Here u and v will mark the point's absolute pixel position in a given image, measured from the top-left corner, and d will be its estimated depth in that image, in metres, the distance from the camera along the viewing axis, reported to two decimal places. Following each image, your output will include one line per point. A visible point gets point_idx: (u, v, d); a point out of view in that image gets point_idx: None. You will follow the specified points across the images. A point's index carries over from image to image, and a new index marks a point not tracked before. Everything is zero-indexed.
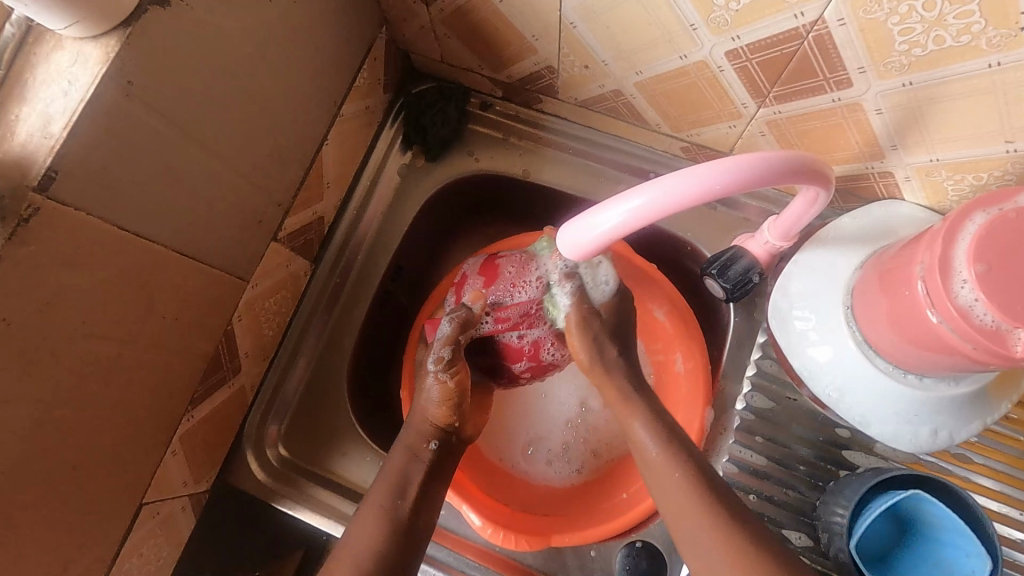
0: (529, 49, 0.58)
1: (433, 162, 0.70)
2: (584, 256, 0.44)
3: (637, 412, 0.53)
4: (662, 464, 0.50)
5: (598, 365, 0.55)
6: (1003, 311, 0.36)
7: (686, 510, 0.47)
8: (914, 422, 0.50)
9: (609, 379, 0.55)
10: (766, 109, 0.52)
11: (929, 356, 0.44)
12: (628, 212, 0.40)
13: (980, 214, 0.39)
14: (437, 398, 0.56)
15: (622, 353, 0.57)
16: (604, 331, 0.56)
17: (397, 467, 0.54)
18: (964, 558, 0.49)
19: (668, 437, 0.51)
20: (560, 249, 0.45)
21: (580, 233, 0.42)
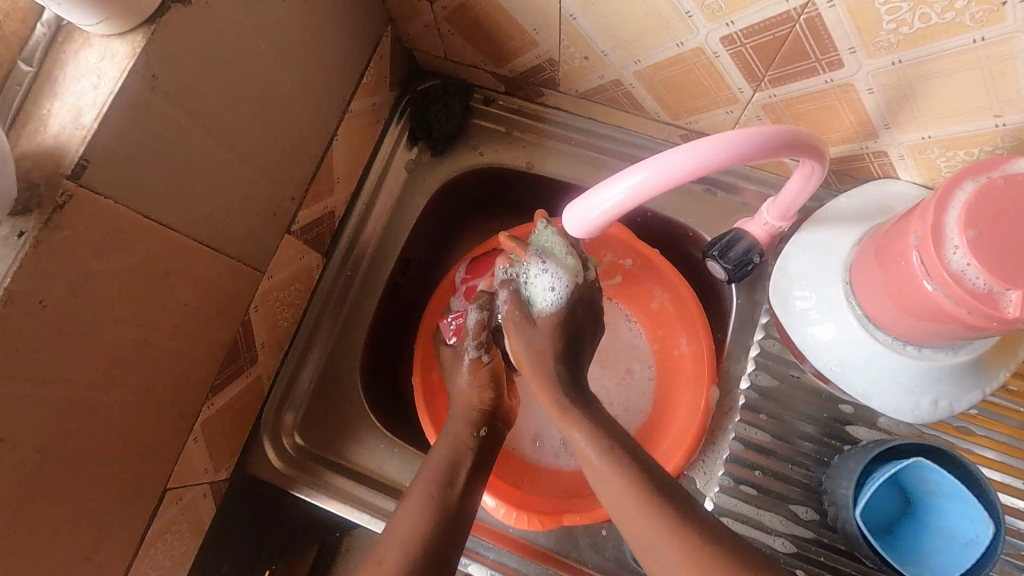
0: (530, 43, 0.60)
1: (438, 157, 0.72)
2: (588, 234, 0.45)
3: (576, 421, 0.50)
4: (607, 471, 0.48)
5: (535, 370, 0.54)
6: (994, 274, 0.38)
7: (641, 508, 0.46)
8: (915, 393, 0.51)
9: (548, 394, 0.53)
10: (762, 93, 0.53)
11: (926, 326, 0.46)
12: (628, 188, 0.41)
13: (970, 183, 0.40)
14: (475, 384, 0.59)
15: (572, 368, 0.54)
16: (541, 338, 0.54)
17: (443, 461, 0.54)
18: (968, 524, 0.50)
19: (611, 448, 0.49)
20: (564, 229, 0.47)
21: (583, 212, 0.44)
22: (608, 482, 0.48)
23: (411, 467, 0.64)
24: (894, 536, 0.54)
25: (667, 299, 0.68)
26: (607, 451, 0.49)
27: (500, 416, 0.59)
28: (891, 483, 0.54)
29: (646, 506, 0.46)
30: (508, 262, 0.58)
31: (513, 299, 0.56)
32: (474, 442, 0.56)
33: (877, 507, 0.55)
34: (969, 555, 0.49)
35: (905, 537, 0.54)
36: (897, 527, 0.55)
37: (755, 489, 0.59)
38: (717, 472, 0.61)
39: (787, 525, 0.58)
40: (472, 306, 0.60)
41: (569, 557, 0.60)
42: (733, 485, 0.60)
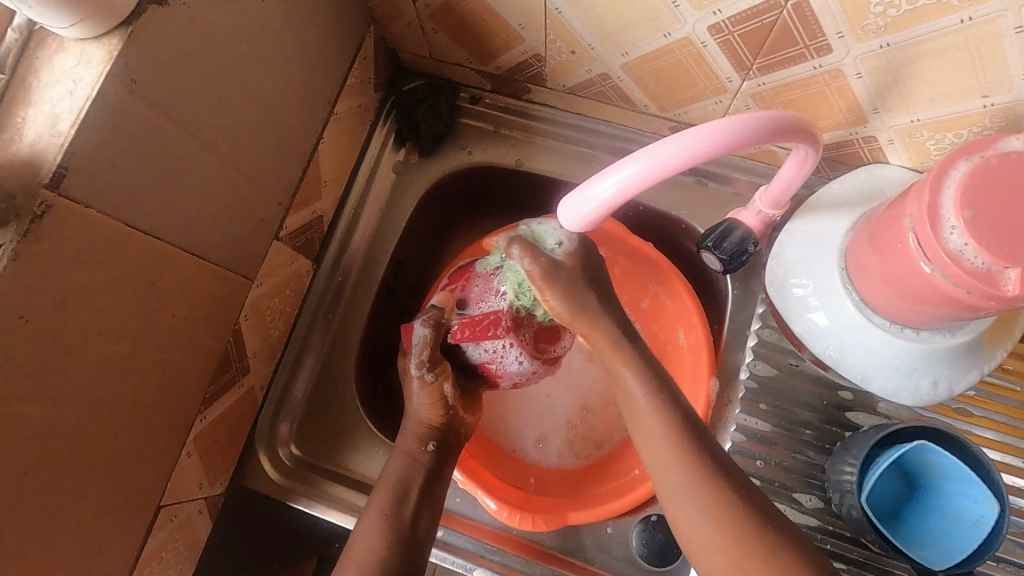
0: (516, 38, 0.59)
1: (426, 157, 0.71)
2: (584, 229, 0.45)
3: (627, 358, 0.48)
4: (649, 414, 0.47)
5: (570, 307, 0.49)
6: (992, 253, 0.38)
7: (669, 468, 0.45)
8: (914, 376, 0.51)
9: (592, 326, 0.49)
10: (750, 82, 0.53)
11: (925, 308, 0.46)
12: (624, 179, 0.41)
13: (964, 162, 0.40)
14: (427, 401, 0.55)
15: (606, 299, 0.50)
16: (574, 281, 0.49)
17: (396, 477, 0.53)
18: (972, 504, 0.50)
19: (656, 383, 0.48)
20: (563, 223, 0.46)
21: (579, 203, 0.43)
22: (649, 420, 0.47)
23: None
24: (897, 520, 0.54)
25: (663, 291, 0.68)
26: (653, 394, 0.47)
27: (454, 430, 0.57)
28: (892, 468, 0.54)
29: (678, 445, 0.46)
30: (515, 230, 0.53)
31: (530, 250, 0.49)
32: (426, 458, 0.55)
33: (880, 492, 0.54)
34: (976, 535, 0.49)
35: (906, 519, 0.53)
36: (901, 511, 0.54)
37: (758, 480, 0.59)
38: None
39: (791, 514, 0.58)
40: (418, 323, 0.55)
41: (575, 557, 0.60)
42: None
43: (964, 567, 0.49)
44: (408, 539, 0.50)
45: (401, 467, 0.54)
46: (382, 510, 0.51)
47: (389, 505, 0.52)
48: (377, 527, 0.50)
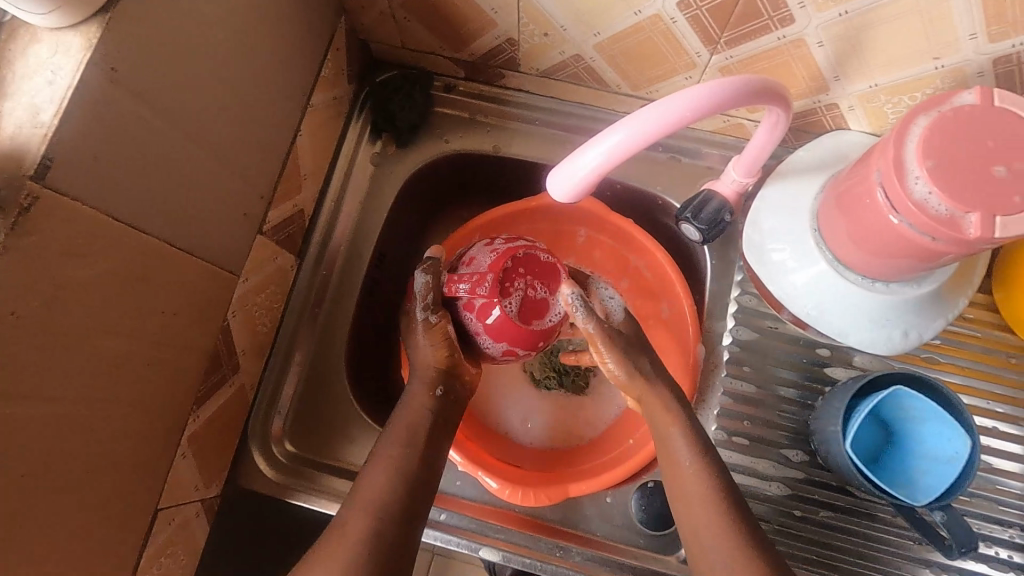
0: (489, 24, 0.60)
1: (404, 148, 0.71)
2: (576, 199, 0.44)
3: (677, 421, 0.54)
4: (691, 477, 0.52)
5: (633, 377, 0.56)
6: (953, 199, 0.40)
7: (710, 530, 0.50)
8: (887, 327, 0.55)
9: (649, 395, 0.56)
10: (718, 56, 0.55)
11: (893, 260, 0.49)
12: (614, 146, 0.41)
13: (923, 117, 0.43)
14: (431, 344, 0.57)
15: (657, 366, 0.57)
16: (631, 348, 0.57)
17: (406, 423, 0.55)
18: (947, 443, 0.53)
19: (702, 449, 0.53)
20: (554, 193, 0.45)
21: (574, 169, 0.42)
22: (693, 485, 0.52)
23: None
24: (879, 465, 0.57)
25: (640, 262, 0.70)
26: (698, 458, 0.52)
27: (459, 377, 0.58)
28: (871, 417, 0.57)
29: (713, 511, 0.51)
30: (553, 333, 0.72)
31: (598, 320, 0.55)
32: (434, 404, 0.56)
33: (862, 441, 0.57)
34: (953, 470, 0.52)
35: (886, 463, 0.57)
36: (883, 456, 0.57)
37: (747, 440, 0.61)
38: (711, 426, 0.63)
39: (780, 469, 0.60)
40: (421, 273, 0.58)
41: (577, 529, 0.61)
42: (727, 438, 0.62)
43: (943, 499, 0.52)
44: (413, 486, 0.52)
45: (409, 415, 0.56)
46: (389, 456, 0.53)
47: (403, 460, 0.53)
48: (382, 473, 0.52)
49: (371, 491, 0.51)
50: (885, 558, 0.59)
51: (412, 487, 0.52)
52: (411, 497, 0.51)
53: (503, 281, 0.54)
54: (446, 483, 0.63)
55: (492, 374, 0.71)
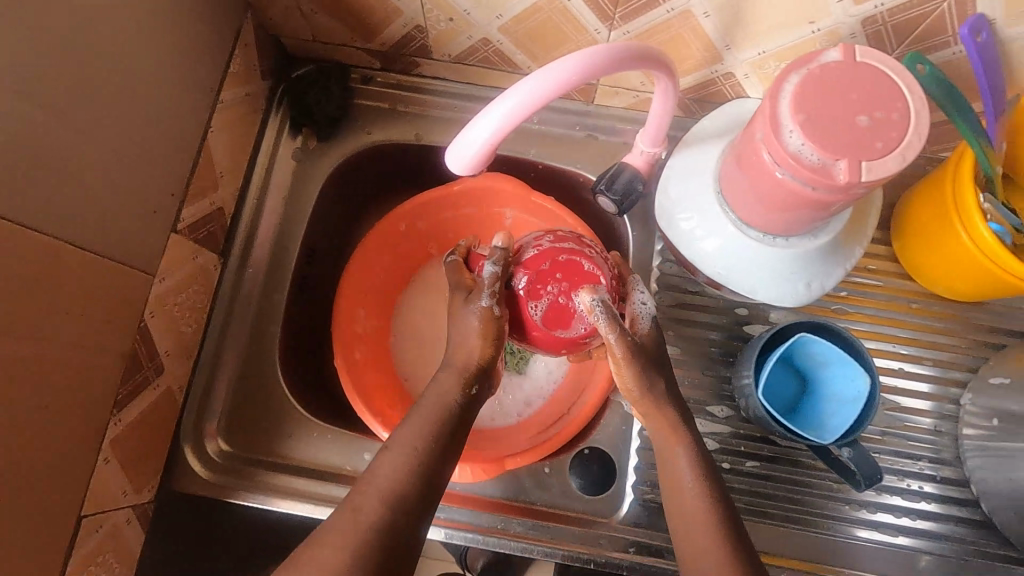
0: (394, 12, 0.61)
1: (325, 141, 0.72)
2: (474, 172, 0.45)
3: (683, 441, 0.53)
4: (692, 493, 0.51)
5: (644, 394, 0.54)
6: (823, 149, 0.43)
7: (704, 544, 0.49)
8: (791, 279, 0.58)
9: (659, 411, 0.54)
10: (616, 31, 0.57)
11: (785, 213, 0.52)
12: (503, 116, 0.42)
13: (794, 75, 0.45)
14: (479, 332, 0.53)
15: (668, 384, 0.55)
16: (644, 365, 0.54)
17: (432, 412, 0.51)
18: (848, 384, 0.58)
19: (707, 470, 0.52)
20: (453, 167, 0.46)
21: (476, 133, 0.43)
22: (692, 502, 0.51)
23: (348, 449, 0.64)
24: (796, 412, 0.60)
25: None
26: (699, 476, 0.52)
27: (490, 379, 0.55)
28: (786, 366, 0.61)
29: (713, 529, 0.49)
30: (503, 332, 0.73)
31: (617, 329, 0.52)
32: (464, 400, 0.52)
33: (780, 390, 0.61)
34: (855, 408, 0.57)
35: (802, 408, 0.60)
36: (799, 402, 0.61)
37: None
38: None
39: (707, 425, 0.63)
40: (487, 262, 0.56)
41: (518, 501, 0.63)
42: None
43: (849, 436, 0.56)
44: (428, 478, 0.48)
45: (433, 403, 0.52)
46: (414, 446, 0.49)
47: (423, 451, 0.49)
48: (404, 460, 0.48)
49: (386, 480, 0.47)
50: (809, 500, 0.63)
51: (428, 480, 0.48)
52: (427, 489, 0.47)
53: (546, 283, 0.55)
54: None
55: (430, 361, 0.72)
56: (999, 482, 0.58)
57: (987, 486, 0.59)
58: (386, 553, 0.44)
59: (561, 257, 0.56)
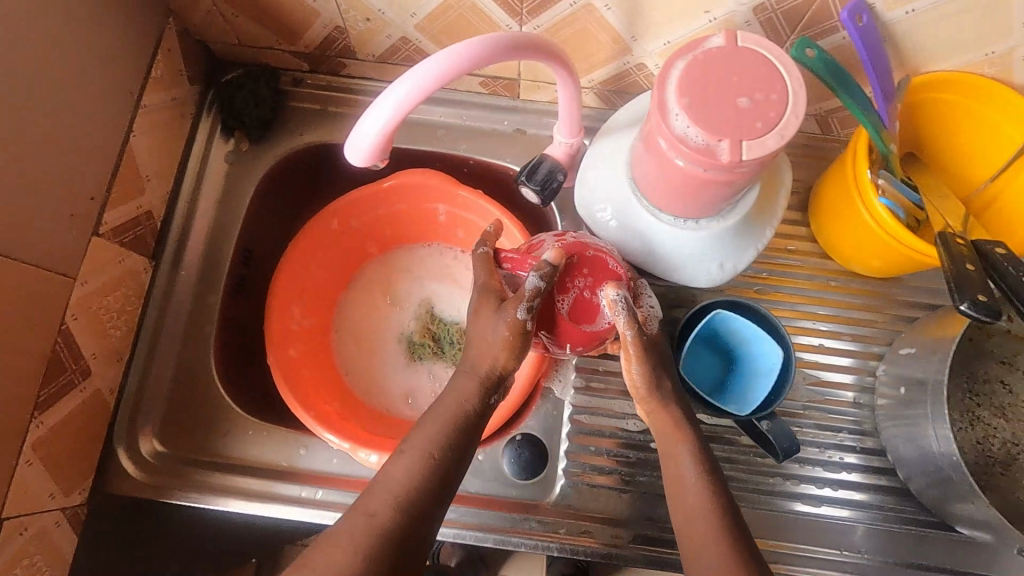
0: (313, 14, 0.62)
1: (258, 144, 0.72)
2: (371, 161, 0.46)
3: (686, 439, 0.55)
4: (695, 488, 0.53)
5: (653, 390, 0.56)
6: (705, 130, 0.45)
7: (709, 540, 0.50)
8: (705, 261, 0.60)
9: (663, 409, 0.57)
10: (527, 27, 0.59)
11: (689, 195, 0.53)
12: (394, 104, 0.43)
13: (680, 61, 0.47)
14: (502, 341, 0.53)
15: (673, 383, 0.58)
16: (656, 363, 0.56)
17: (448, 415, 0.52)
18: (766, 356, 0.62)
19: (710, 468, 0.54)
20: (351, 158, 0.46)
21: (372, 119, 0.43)
22: (694, 495, 0.53)
23: (284, 444, 0.65)
24: (721, 391, 0.64)
25: (502, 237, 0.70)
26: (702, 471, 0.54)
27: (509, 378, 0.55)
28: (710, 347, 0.65)
29: (714, 523, 0.51)
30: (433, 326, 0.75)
31: (636, 329, 0.54)
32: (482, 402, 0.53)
33: (707, 370, 0.65)
34: (772, 379, 0.62)
35: (726, 386, 0.64)
36: (722, 380, 0.65)
37: (604, 383, 0.67)
38: (571, 376, 0.66)
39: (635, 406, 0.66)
40: (531, 271, 0.54)
41: None
42: (584, 384, 0.66)
43: (765, 409, 0.60)
44: (442, 475, 0.50)
45: (447, 405, 0.53)
46: (429, 451, 0.50)
47: (437, 450, 0.50)
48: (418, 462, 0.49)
49: (398, 483, 0.48)
50: (742, 476, 0.66)
51: (447, 474, 0.50)
52: (442, 485, 0.49)
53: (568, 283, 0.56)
54: (322, 462, 0.65)
55: (371, 353, 0.74)
56: (908, 450, 0.60)
57: (902, 454, 0.61)
58: (395, 552, 0.46)
59: (587, 255, 0.57)
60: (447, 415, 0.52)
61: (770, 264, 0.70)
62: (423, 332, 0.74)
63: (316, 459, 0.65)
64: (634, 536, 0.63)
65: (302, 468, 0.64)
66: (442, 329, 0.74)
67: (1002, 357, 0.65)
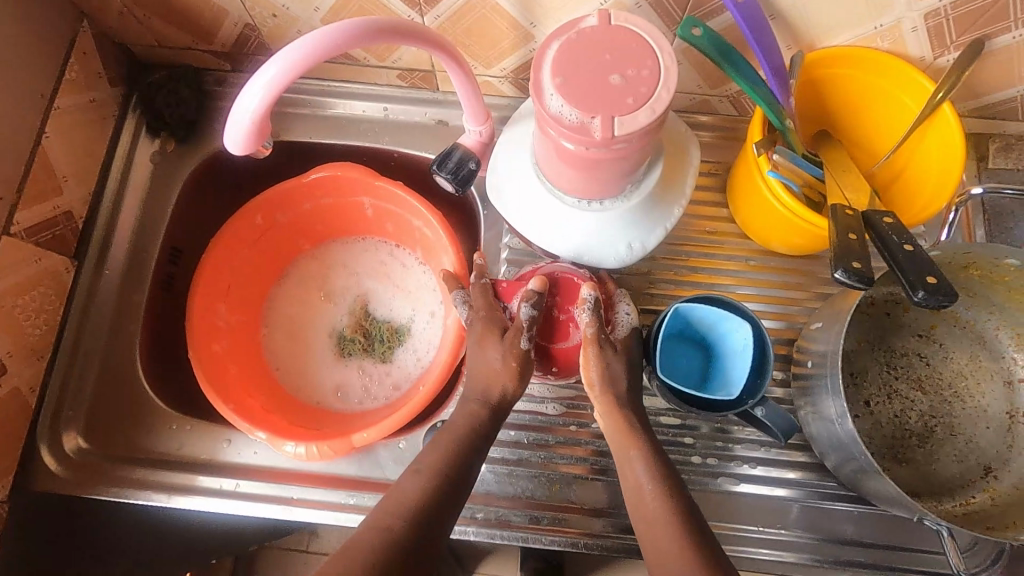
0: (221, 12, 0.63)
1: (183, 143, 0.73)
2: (250, 146, 0.46)
3: (640, 446, 0.56)
4: (651, 498, 0.54)
5: (606, 391, 0.58)
6: (578, 108, 0.45)
7: (666, 550, 0.51)
8: (613, 241, 0.60)
9: (613, 414, 0.58)
10: (428, 16, 0.60)
11: (585, 175, 0.54)
12: (266, 83, 0.43)
13: (555, 42, 0.48)
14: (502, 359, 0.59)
15: (633, 389, 0.59)
16: (619, 367, 0.59)
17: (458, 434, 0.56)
18: (732, 336, 0.61)
19: (663, 472, 0.55)
20: (229, 147, 0.47)
21: (245, 101, 0.44)
22: (655, 505, 0.53)
23: (206, 436, 0.65)
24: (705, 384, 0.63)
25: (425, 227, 0.71)
26: (657, 483, 0.54)
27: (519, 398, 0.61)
28: (689, 340, 0.64)
29: (675, 530, 0.52)
30: (365, 322, 0.75)
31: (597, 330, 0.59)
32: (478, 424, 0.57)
33: (685, 364, 0.63)
34: (748, 355, 0.60)
35: (707, 379, 0.63)
36: (704, 374, 0.63)
37: None
38: None
39: (557, 390, 0.67)
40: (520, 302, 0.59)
41: (373, 476, 0.64)
42: None
43: (756, 393, 0.58)
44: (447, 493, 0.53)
45: (458, 427, 0.57)
46: (441, 470, 0.54)
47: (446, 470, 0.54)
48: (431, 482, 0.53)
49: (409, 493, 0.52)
50: None
51: (456, 486, 0.54)
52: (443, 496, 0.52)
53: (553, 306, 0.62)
54: (245, 455, 0.65)
55: (301, 348, 0.75)
56: (818, 427, 0.59)
57: (814, 431, 0.60)
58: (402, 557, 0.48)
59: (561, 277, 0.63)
60: (454, 438, 0.56)
61: (691, 246, 0.71)
62: (354, 327, 0.75)
63: (238, 452, 0.65)
64: (551, 518, 0.64)
65: (225, 460, 0.65)
66: (373, 327, 0.75)
67: (919, 331, 0.65)
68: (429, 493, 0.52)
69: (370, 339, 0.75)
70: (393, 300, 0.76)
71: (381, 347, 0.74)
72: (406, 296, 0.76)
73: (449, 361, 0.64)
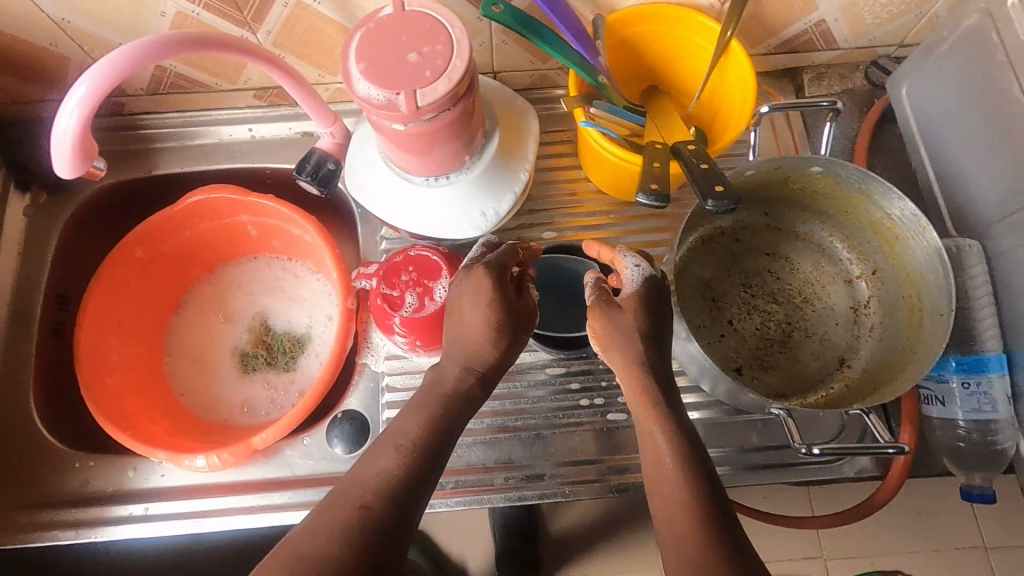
0: (63, 59, 0.65)
1: (54, 194, 0.74)
2: (79, 164, 0.49)
3: (662, 419, 0.50)
4: (671, 473, 0.48)
5: (620, 356, 0.54)
6: (382, 86, 0.50)
7: (684, 524, 0.45)
8: (468, 211, 0.64)
9: (637, 386, 0.52)
10: (260, 34, 0.64)
11: (415, 157, 0.58)
12: (77, 102, 0.46)
13: (357, 33, 0.52)
14: (482, 319, 0.53)
15: (659, 352, 0.53)
16: (624, 327, 0.53)
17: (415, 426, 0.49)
18: None
19: (690, 448, 0.49)
20: (60, 169, 0.50)
21: (62, 120, 0.47)
22: (671, 483, 0.48)
23: (111, 468, 0.66)
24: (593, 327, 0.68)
25: (300, 231, 0.73)
26: (682, 457, 0.48)
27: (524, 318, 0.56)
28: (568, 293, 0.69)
29: (683, 488, 0.47)
30: (263, 337, 0.78)
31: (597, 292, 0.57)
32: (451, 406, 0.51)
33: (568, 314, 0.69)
34: None
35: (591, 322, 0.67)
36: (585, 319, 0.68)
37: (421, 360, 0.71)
38: (381, 362, 0.70)
39: None
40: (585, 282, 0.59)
41: (282, 476, 0.66)
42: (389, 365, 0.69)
43: None
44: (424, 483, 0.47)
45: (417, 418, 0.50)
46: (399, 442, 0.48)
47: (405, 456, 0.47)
48: (394, 456, 0.47)
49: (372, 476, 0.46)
50: (548, 403, 0.69)
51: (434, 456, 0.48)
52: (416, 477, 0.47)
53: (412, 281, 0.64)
54: (154, 480, 0.66)
55: (204, 369, 0.77)
56: (681, 351, 0.63)
57: (678, 354, 0.65)
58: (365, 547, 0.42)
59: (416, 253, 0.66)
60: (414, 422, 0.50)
61: (557, 211, 0.76)
62: (254, 343, 0.77)
63: (145, 479, 0.66)
64: (456, 482, 0.66)
65: (133, 489, 0.65)
66: (271, 339, 0.77)
67: (767, 250, 0.71)
68: (400, 478, 0.46)
69: (269, 352, 0.77)
70: (290, 311, 0.79)
71: (279, 358, 0.77)
72: (303, 304, 0.79)
73: (338, 351, 0.66)
